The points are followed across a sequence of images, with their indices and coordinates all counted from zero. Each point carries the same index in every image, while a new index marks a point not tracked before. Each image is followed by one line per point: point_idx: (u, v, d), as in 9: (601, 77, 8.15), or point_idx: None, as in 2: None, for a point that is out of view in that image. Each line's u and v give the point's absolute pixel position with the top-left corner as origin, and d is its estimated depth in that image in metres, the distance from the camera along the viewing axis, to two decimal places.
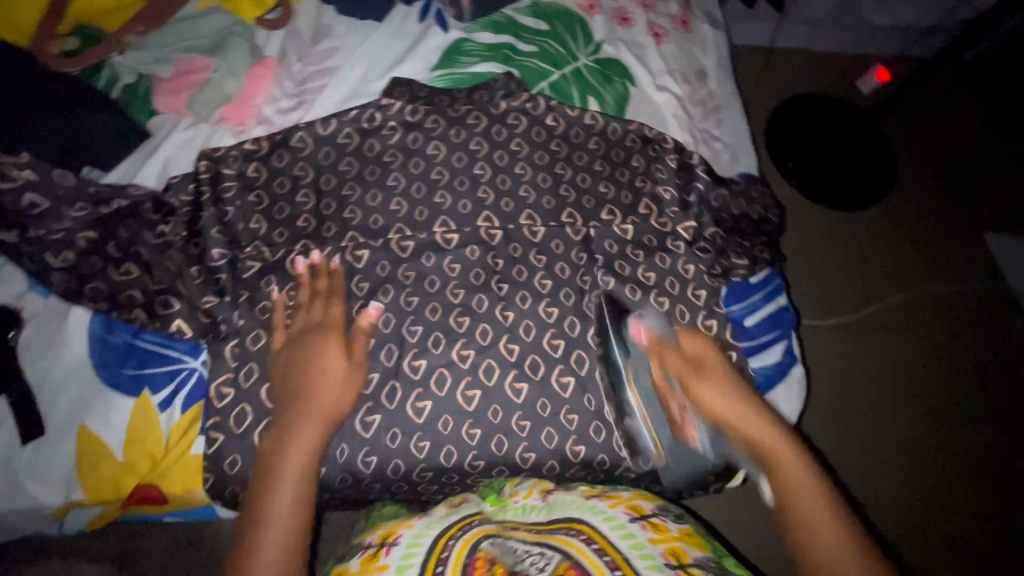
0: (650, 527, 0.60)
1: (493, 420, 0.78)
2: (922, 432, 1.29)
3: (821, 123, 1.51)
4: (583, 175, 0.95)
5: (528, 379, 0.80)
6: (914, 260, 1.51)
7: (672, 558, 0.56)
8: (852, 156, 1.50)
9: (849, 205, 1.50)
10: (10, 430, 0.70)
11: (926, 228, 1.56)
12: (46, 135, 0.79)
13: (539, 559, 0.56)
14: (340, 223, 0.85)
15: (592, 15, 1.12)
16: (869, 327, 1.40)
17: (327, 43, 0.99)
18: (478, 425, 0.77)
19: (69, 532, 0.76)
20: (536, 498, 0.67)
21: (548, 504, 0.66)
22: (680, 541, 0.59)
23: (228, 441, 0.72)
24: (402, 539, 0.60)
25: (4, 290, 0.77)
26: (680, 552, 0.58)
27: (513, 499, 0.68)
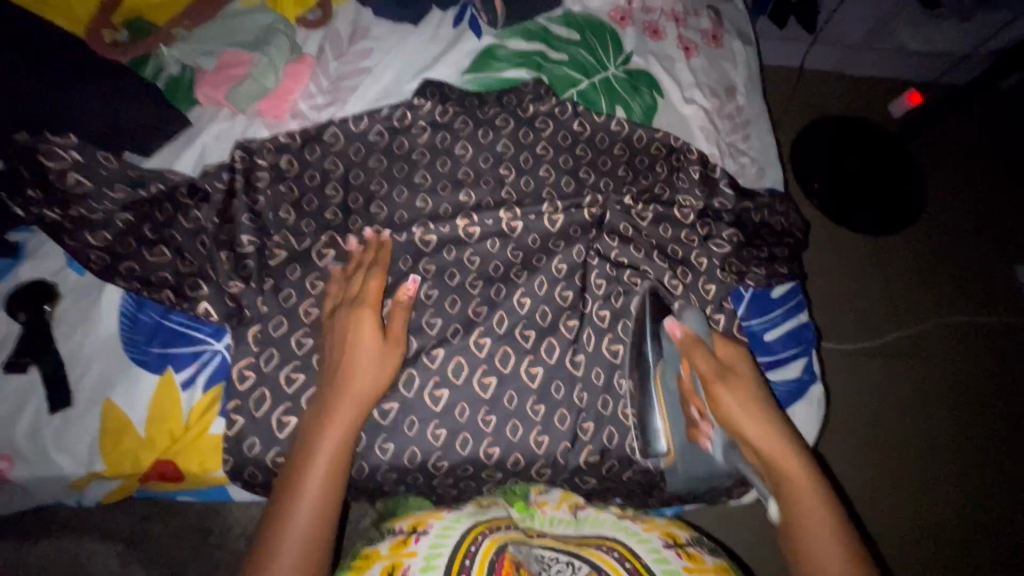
0: (684, 556, 0.62)
1: (508, 406, 0.79)
2: (939, 462, 1.25)
3: (848, 145, 1.49)
4: (606, 180, 0.96)
5: (542, 364, 0.81)
6: (938, 288, 1.48)
7: None
8: (879, 178, 1.47)
9: (874, 229, 1.47)
10: (40, 398, 0.73)
11: (953, 259, 1.53)
12: (95, 120, 0.83)
13: (567, 567, 0.57)
14: (367, 217, 0.87)
15: (623, 27, 1.13)
16: (892, 353, 1.37)
17: (363, 44, 1.02)
18: (494, 412, 0.78)
19: (88, 504, 0.78)
20: (564, 510, 0.74)
21: (576, 519, 0.72)
22: (714, 572, 0.60)
23: (248, 424, 0.74)
24: (432, 529, 0.62)
25: (43, 266, 0.80)
26: None
27: (542, 510, 0.74)
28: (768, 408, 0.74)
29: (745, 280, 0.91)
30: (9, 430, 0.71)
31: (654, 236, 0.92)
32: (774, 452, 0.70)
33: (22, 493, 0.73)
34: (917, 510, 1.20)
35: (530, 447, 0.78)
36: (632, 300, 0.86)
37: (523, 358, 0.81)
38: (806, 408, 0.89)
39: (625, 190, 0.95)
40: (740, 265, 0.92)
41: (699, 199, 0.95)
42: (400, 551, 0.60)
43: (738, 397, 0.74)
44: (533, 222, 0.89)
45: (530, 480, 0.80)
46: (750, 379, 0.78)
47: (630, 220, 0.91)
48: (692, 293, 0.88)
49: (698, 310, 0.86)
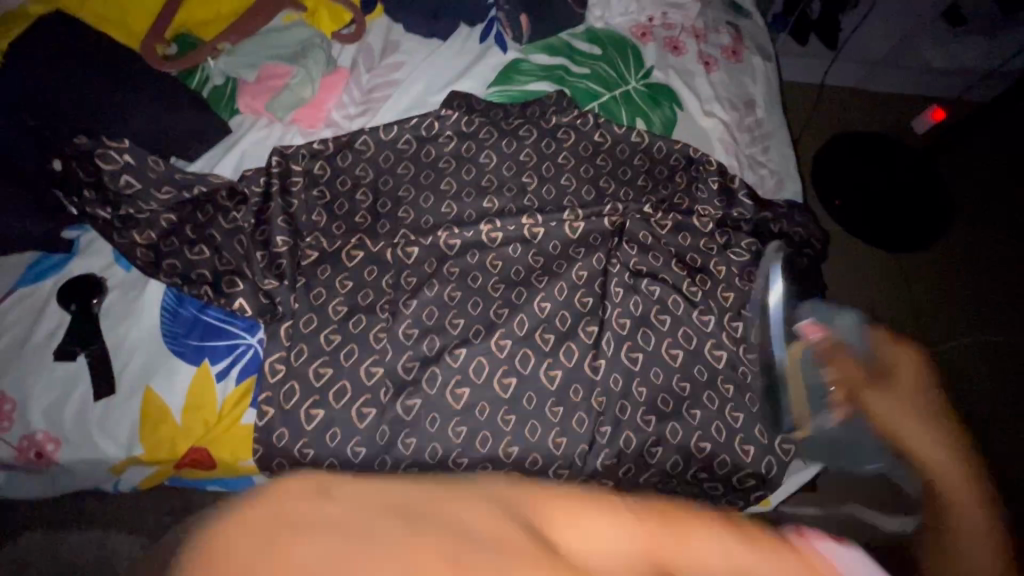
0: None
1: (527, 406, 0.81)
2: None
3: (878, 162, 1.47)
4: (626, 189, 0.99)
5: (562, 366, 0.83)
6: (957, 308, 1.46)
7: None
8: (909, 195, 1.45)
9: (909, 247, 1.44)
10: (87, 385, 0.77)
11: (976, 277, 1.50)
12: (146, 127, 0.89)
13: None
14: (394, 221, 0.91)
15: (645, 43, 1.17)
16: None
17: (394, 58, 1.07)
18: (513, 412, 0.80)
19: (124, 489, 0.82)
20: None
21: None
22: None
23: (278, 416, 0.77)
24: None
25: (94, 261, 0.85)
26: None
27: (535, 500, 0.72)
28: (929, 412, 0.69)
29: None
30: (57, 414, 0.76)
31: (673, 243, 0.94)
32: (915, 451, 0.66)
33: (66, 474, 0.78)
34: None
35: (549, 448, 0.79)
36: (650, 309, 0.88)
37: (542, 360, 0.83)
38: None
39: (644, 199, 0.97)
40: (758, 272, 0.93)
41: (717, 209, 0.97)
42: None
43: (882, 396, 0.71)
44: (554, 228, 0.92)
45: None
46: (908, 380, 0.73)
47: (650, 228, 0.93)
48: (710, 300, 0.89)
49: (716, 318, 0.88)
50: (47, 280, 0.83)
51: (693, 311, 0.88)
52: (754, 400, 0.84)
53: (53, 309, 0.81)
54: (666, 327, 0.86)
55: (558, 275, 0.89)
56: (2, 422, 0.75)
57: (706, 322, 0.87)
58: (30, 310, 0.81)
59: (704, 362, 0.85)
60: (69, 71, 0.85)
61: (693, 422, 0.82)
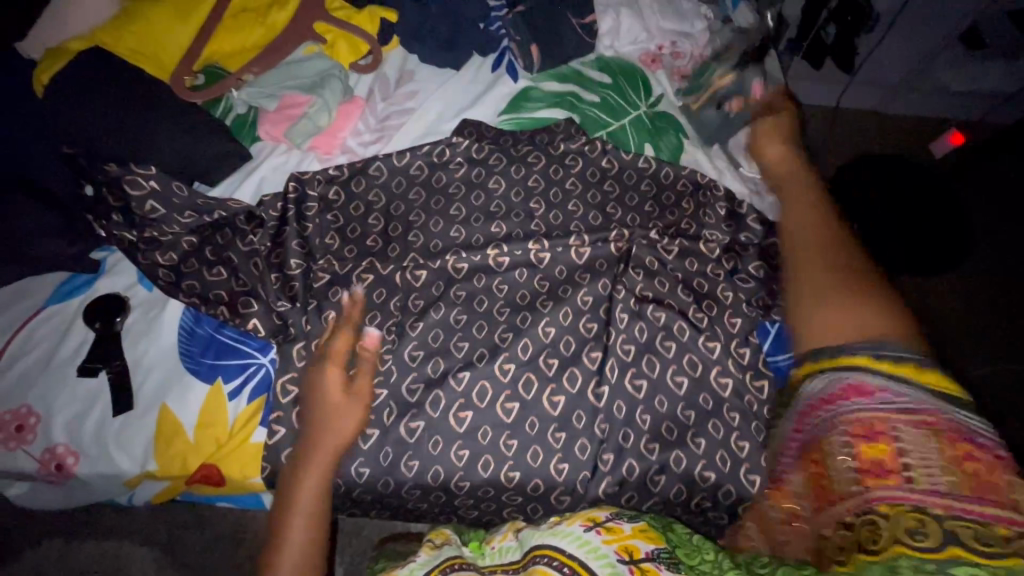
0: (605, 531, 0.59)
1: (530, 431, 0.81)
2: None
3: (903, 176, 1.43)
4: (633, 215, 1.00)
5: (564, 392, 0.83)
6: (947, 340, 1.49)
7: (626, 554, 0.56)
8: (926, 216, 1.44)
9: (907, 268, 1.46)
10: (106, 401, 0.80)
11: (975, 305, 1.53)
12: (172, 154, 0.94)
13: None
14: (404, 245, 0.94)
15: (654, 70, 1.19)
16: None
17: (409, 87, 1.11)
18: (516, 437, 0.81)
19: (139, 502, 0.85)
20: (510, 539, 0.67)
21: (520, 542, 0.64)
22: (634, 538, 0.58)
23: (287, 435, 0.78)
24: None
25: (118, 281, 0.89)
26: (633, 548, 0.57)
27: (490, 545, 0.67)
28: (779, 143, 1.05)
29: (771, 315, 0.92)
30: (77, 429, 0.79)
31: (680, 269, 0.94)
32: (793, 192, 0.97)
33: (83, 487, 0.81)
34: None
35: (550, 474, 0.80)
36: (655, 335, 0.87)
37: (545, 386, 0.83)
38: None
39: (651, 225, 0.98)
40: (765, 300, 0.93)
41: (725, 234, 0.97)
42: None
43: (776, 137, 1.06)
44: (560, 253, 0.93)
45: (549, 507, 0.81)
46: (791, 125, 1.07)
47: (656, 253, 0.94)
48: (716, 328, 0.89)
49: (722, 346, 0.87)
50: (75, 298, 0.87)
51: (700, 337, 0.87)
52: (761, 429, 0.83)
53: (79, 326, 0.85)
54: (671, 353, 0.86)
55: (564, 300, 0.89)
56: (26, 435, 0.78)
57: (712, 349, 0.86)
58: (58, 327, 0.85)
59: (709, 390, 0.85)
60: (104, 103, 0.91)
61: (697, 451, 0.81)
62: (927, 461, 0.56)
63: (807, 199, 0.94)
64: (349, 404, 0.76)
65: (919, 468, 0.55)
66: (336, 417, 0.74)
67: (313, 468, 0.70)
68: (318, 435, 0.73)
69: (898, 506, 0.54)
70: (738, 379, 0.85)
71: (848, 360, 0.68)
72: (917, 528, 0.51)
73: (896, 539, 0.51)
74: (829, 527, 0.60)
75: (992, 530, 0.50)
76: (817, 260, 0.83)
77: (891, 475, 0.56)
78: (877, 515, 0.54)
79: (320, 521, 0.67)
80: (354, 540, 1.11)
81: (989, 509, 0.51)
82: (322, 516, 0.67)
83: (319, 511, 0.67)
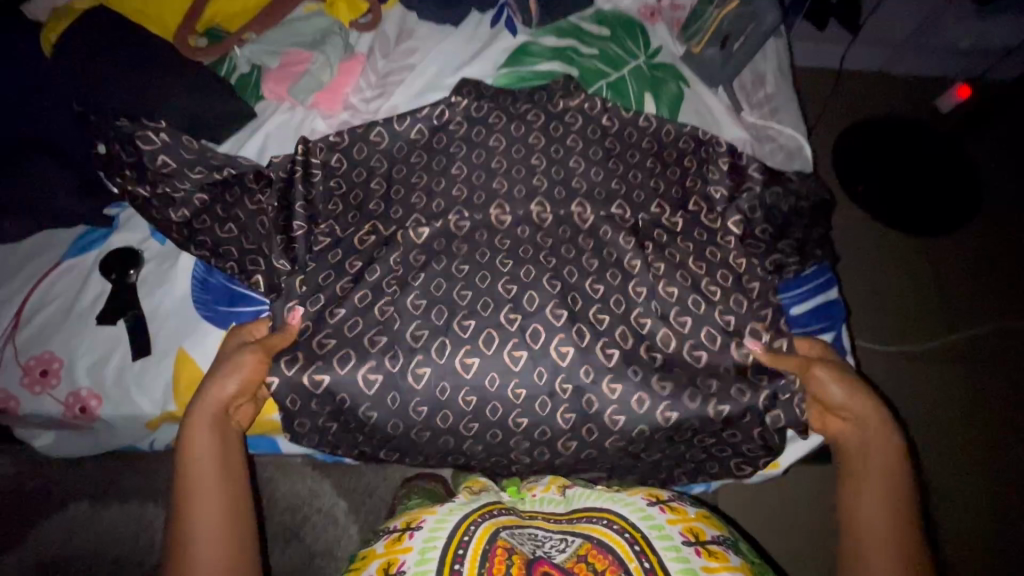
0: (668, 510, 0.68)
1: (538, 382, 0.81)
2: (942, 473, 1.23)
3: (911, 143, 1.48)
4: (635, 171, 0.97)
5: (573, 344, 0.81)
6: (972, 283, 1.45)
7: (690, 535, 0.64)
8: (939, 178, 1.46)
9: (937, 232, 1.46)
10: (125, 346, 0.84)
11: (988, 246, 1.50)
12: (182, 114, 0.96)
13: (560, 543, 0.63)
14: (406, 206, 0.92)
15: (654, 23, 1.18)
16: (924, 361, 1.34)
17: (408, 44, 1.11)
18: (523, 386, 0.81)
19: (158, 448, 0.91)
20: (553, 492, 0.77)
21: (565, 498, 0.74)
22: (698, 521, 0.67)
23: (282, 383, 0.78)
24: (426, 523, 0.66)
25: (132, 236, 0.92)
26: (697, 531, 0.65)
27: (531, 493, 0.78)
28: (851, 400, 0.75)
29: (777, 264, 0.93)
30: (99, 374, 0.83)
31: (685, 219, 0.93)
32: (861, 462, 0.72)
33: (108, 432, 0.85)
34: (945, 485, 1.22)
35: (558, 421, 0.81)
36: (659, 282, 0.86)
37: (553, 336, 0.82)
38: None
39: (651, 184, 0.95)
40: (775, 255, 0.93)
41: (729, 190, 0.96)
42: (394, 547, 0.64)
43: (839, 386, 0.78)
44: (563, 217, 0.91)
45: (556, 451, 0.85)
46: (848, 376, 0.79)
47: (659, 202, 0.94)
48: (723, 272, 0.89)
49: (728, 288, 0.87)
50: (91, 252, 0.91)
51: (702, 283, 0.87)
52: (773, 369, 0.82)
53: (96, 278, 0.88)
54: (676, 298, 0.86)
55: (568, 260, 0.88)
56: (50, 379, 0.82)
57: (715, 293, 0.86)
58: (77, 278, 0.89)
59: (715, 326, 0.84)
60: (113, 64, 0.93)
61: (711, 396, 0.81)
62: None
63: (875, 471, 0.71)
64: (229, 424, 0.76)
65: None
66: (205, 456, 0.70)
67: (200, 509, 0.66)
68: (195, 486, 0.67)
69: None
70: (745, 318, 0.85)
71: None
72: None
73: None
74: None
75: None
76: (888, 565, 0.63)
77: None
78: None
79: (240, 550, 0.65)
80: (373, 497, 1.19)
81: None
82: (236, 537, 0.66)
83: (235, 515, 0.67)
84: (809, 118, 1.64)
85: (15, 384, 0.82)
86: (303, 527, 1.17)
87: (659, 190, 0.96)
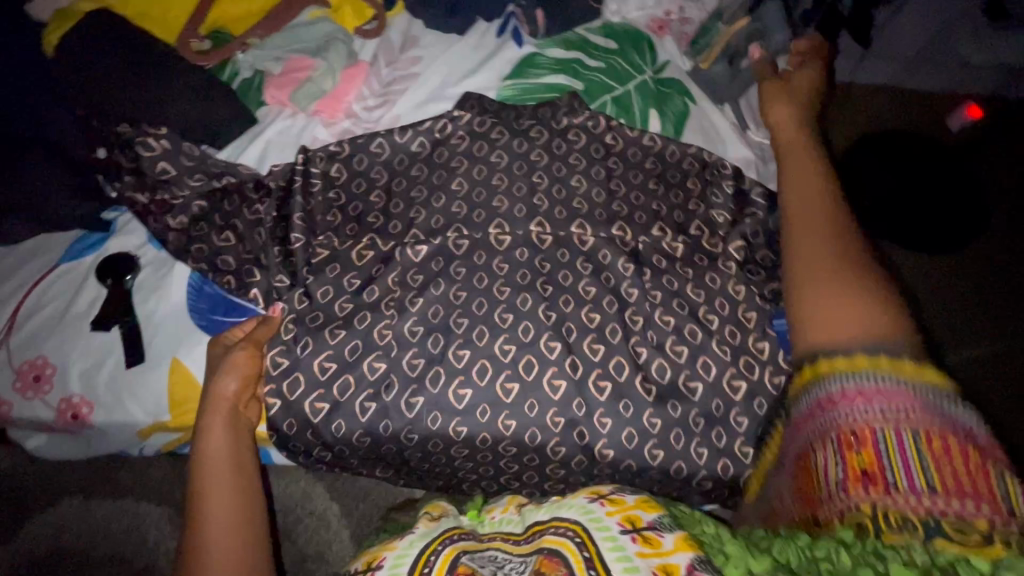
0: (608, 502, 0.61)
1: (529, 413, 0.80)
2: None
3: (924, 159, 1.42)
4: (638, 193, 0.96)
5: (566, 377, 0.81)
6: (969, 302, 1.43)
7: (627, 525, 0.57)
8: (947, 196, 1.41)
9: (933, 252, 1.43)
10: (117, 355, 0.84)
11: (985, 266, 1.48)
12: (182, 119, 0.95)
13: (519, 564, 0.59)
14: (406, 221, 0.92)
15: (661, 37, 1.17)
16: None
17: (413, 52, 1.10)
18: (514, 417, 0.80)
19: (150, 454, 0.91)
20: (510, 511, 0.70)
21: (519, 516, 0.68)
22: (636, 508, 0.60)
23: (283, 407, 0.81)
24: (386, 560, 0.61)
25: (128, 241, 0.92)
26: (635, 518, 0.58)
27: (491, 514, 0.71)
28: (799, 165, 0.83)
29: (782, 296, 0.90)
30: (92, 381, 0.83)
31: (685, 241, 0.92)
32: (809, 202, 0.77)
33: (101, 438, 0.86)
34: None
35: (547, 453, 0.81)
36: (655, 309, 0.86)
37: (546, 369, 0.81)
38: None
39: (654, 207, 0.95)
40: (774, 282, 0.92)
41: (731, 213, 0.96)
42: None
43: (788, 103, 0.94)
44: (562, 238, 0.91)
45: (544, 476, 0.84)
46: (808, 102, 0.96)
47: (660, 223, 0.93)
48: (718, 300, 0.88)
49: (723, 318, 0.86)
50: (87, 256, 0.90)
51: (698, 311, 0.87)
52: (762, 404, 0.83)
53: (91, 283, 0.88)
54: (671, 327, 0.85)
55: (564, 287, 0.87)
56: (44, 385, 0.83)
57: (710, 322, 0.86)
58: (73, 283, 0.89)
59: (710, 353, 0.84)
60: (117, 67, 0.93)
61: (695, 429, 0.81)
62: (904, 457, 0.54)
63: (825, 207, 0.76)
64: (241, 420, 0.77)
65: (901, 465, 0.54)
66: (218, 456, 0.70)
67: (216, 502, 0.66)
68: (206, 484, 0.67)
69: (880, 510, 0.53)
70: (739, 347, 0.85)
71: (851, 362, 0.61)
72: (902, 524, 0.51)
73: (876, 532, 0.52)
74: (859, 505, 0.54)
75: (971, 523, 0.50)
76: (822, 227, 0.73)
77: (877, 478, 0.54)
78: (862, 514, 0.54)
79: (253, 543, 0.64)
80: (366, 505, 1.18)
81: (978, 505, 0.51)
82: (251, 533, 0.65)
83: (248, 512, 0.67)
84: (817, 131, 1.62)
85: (9, 389, 0.83)
86: (294, 534, 1.16)
87: (661, 212, 0.95)
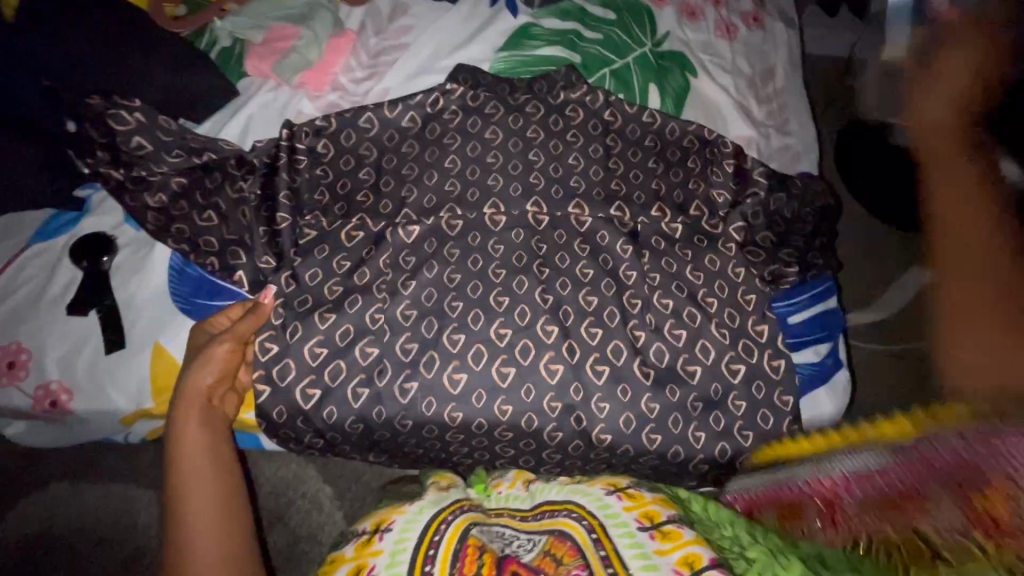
0: (626, 497, 0.64)
1: (526, 399, 0.78)
2: None
3: None
4: (637, 172, 0.93)
5: (563, 361, 0.79)
6: None
7: (646, 521, 0.60)
8: None
9: None
10: (95, 340, 0.81)
11: None
12: (157, 90, 0.90)
13: (526, 543, 0.62)
14: (397, 201, 0.88)
15: (661, 7, 1.12)
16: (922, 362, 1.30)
17: (402, 22, 1.04)
18: (511, 402, 0.78)
19: (135, 441, 0.88)
20: (519, 488, 0.70)
21: (528, 493, 0.69)
22: (655, 503, 0.62)
23: (274, 394, 0.78)
24: (396, 523, 0.63)
25: (105, 221, 0.87)
26: (654, 513, 0.61)
27: (498, 488, 0.72)
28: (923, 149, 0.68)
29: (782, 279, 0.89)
30: (70, 367, 0.80)
31: (685, 222, 0.90)
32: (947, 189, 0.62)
33: (82, 425, 0.83)
34: None
35: (544, 438, 0.79)
36: (653, 291, 0.84)
37: (543, 354, 0.79)
38: (829, 392, 0.88)
39: (653, 186, 0.92)
40: (774, 263, 0.90)
41: (732, 193, 0.93)
42: (365, 551, 0.61)
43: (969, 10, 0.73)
44: (559, 218, 0.88)
45: (540, 460, 0.83)
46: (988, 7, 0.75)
47: (659, 203, 0.91)
48: (718, 283, 0.86)
49: (722, 300, 0.85)
50: (60, 237, 0.86)
51: (697, 294, 0.85)
52: (760, 387, 0.82)
53: (65, 265, 0.84)
54: (670, 310, 0.83)
55: (561, 270, 0.84)
56: (18, 372, 0.80)
57: (710, 305, 0.84)
58: (46, 265, 0.84)
59: (709, 337, 0.82)
60: (85, 33, 0.87)
61: (693, 413, 0.80)
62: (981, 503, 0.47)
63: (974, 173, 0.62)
64: (215, 413, 0.74)
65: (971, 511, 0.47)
66: (194, 457, 0.68)
67: (195, 505, 0.64)
68: (182, 484, 0.66)
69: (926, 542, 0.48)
70: (739, 330, 0.84)
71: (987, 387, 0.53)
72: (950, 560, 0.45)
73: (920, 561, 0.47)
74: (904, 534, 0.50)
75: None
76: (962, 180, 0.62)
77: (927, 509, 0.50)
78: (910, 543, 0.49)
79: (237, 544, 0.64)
80: (359, 488, 1.17)
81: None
82: (234, 531, 0.65)
83: (230, 510, 0.66)
84: (817, 107, 1.58)
85: None
86: (286, 518, 1.15)
87: (660, 192, 0.92)
